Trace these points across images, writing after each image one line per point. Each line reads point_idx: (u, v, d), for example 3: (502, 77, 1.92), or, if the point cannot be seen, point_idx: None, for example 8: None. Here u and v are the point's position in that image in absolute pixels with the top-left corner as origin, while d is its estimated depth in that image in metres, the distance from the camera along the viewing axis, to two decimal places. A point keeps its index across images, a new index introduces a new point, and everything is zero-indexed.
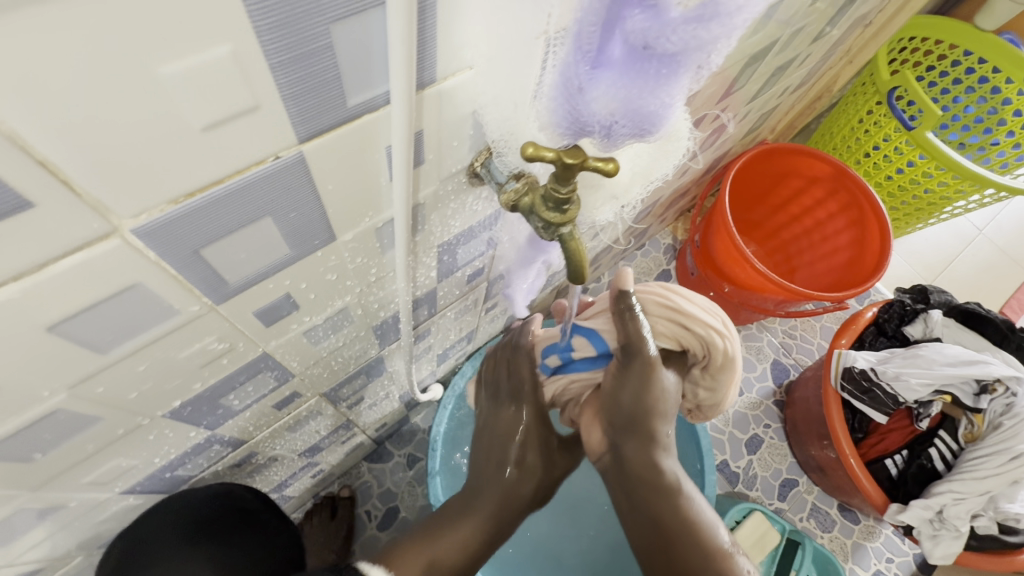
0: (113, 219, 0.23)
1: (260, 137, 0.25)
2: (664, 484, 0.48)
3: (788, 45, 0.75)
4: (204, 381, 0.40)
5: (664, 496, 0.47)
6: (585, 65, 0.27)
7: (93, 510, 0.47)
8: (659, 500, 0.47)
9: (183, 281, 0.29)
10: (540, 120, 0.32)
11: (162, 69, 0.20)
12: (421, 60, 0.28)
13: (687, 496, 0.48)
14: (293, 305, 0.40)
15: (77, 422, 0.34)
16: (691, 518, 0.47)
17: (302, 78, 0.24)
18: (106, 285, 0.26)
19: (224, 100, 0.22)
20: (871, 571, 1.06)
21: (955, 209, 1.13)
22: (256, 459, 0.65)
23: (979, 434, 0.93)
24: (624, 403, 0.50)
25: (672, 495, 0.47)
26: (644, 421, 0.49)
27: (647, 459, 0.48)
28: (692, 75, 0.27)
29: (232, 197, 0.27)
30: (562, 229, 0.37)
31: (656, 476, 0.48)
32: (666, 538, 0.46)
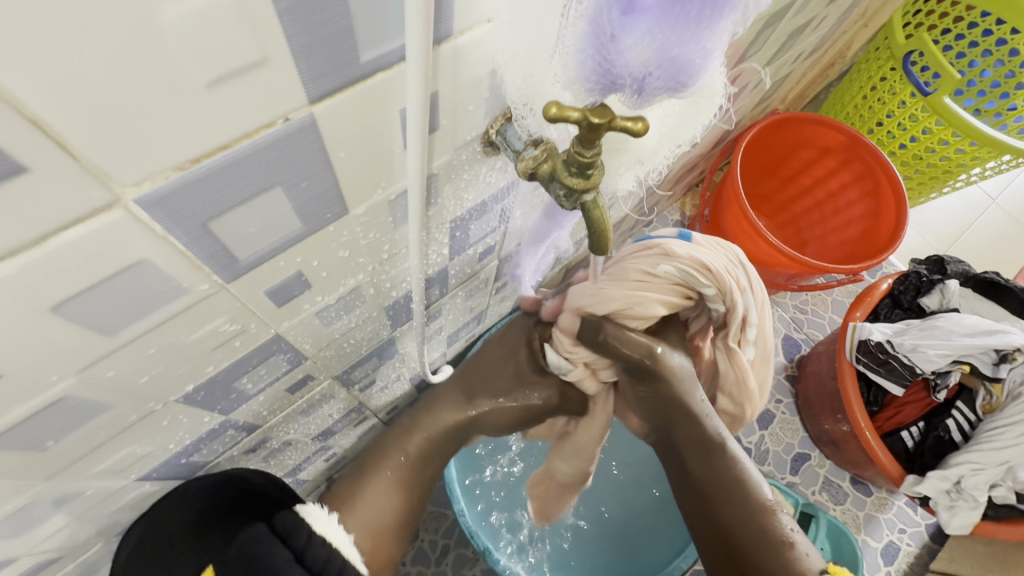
0: (114, 187, 0.22)
1: (271, 96, 0.23)
2: (712, 448, 0.54)
3: (805, 6, 0.71)
4: (216, 364, 0.39)
5: (709, 452, 0.54)
6: (617, 10, 0.25)
7: (110, 498, 0.47)
8: (706, 464, 0.54)
9: (191, 258, 0.28)
10: (564, 77, 0.30)
11: (160, 15, 0.18)
12: (438, 12, 0.26)
13: (731, 453, 0.54)
14: (305, 284, 0.39)
15: (89, 408, 0.33)
16: (738, 475, 0.53)
17: (310, 28, 0.22)
18: (110, 261, 0.24)
19: (228, 51, 0.20)
20: (884, 542, 1.06)
21: (971, 175, 1.10)
22: (271, 444, 0.65)
23: (997, 405, 0.93)
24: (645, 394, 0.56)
25: (717, 451, 0.54)
26: (675, 406, 0.54)
27: (693, 428, 0.54)
28: (735, 16, 0.25)
29: (239, 165, 0.25)
30: (585, 197, 0.35)
31: (702, 443, 0.54)
32: (711, 499, 0.53)
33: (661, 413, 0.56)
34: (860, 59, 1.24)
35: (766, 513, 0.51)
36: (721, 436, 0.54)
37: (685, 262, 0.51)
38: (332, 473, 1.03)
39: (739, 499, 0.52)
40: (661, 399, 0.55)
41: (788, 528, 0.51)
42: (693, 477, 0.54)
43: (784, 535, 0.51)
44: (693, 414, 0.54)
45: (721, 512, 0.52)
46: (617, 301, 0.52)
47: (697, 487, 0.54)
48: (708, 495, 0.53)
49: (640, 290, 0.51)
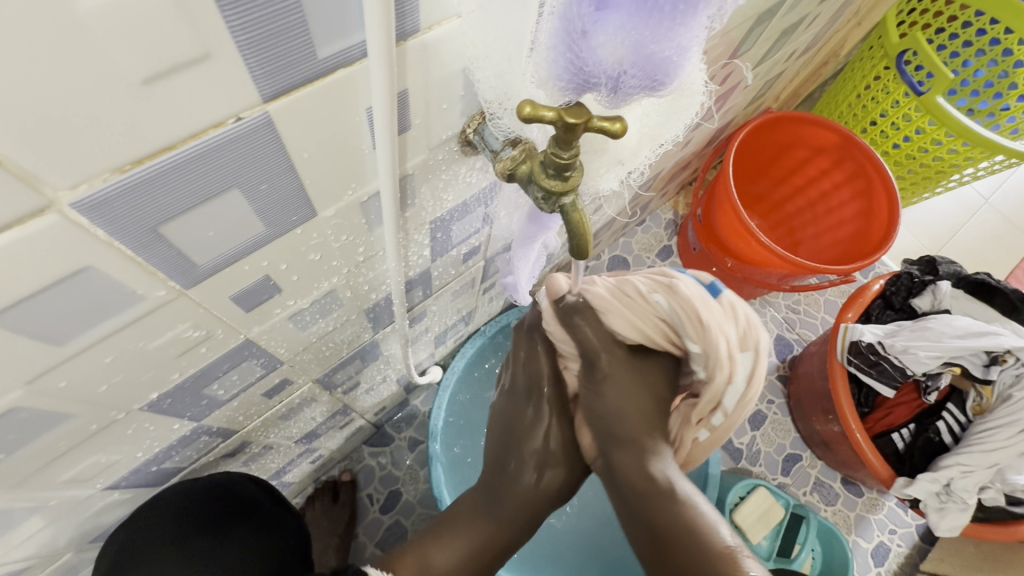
0: (47, 191, 0.20)
1: (218, 94, 0.22)
2: (661, 492, 0.44)
3: (797, 4, 0.70)
4: (182, 371, 0.38)
5: (663, 501, 0.43)
6: (589, 5, 0.24)
7: (78, 507, 0.45)
8: (654, 508, 0.43)
9: (143, 264, 0.26)
10: (538, 76, 0.28)
11: (82, 7, 0.16)
12: (400, 5, 0.24)
13: (687, 499, 0.43)
14: (275, 288, 0.37)
15: (43, 419, 0.31)
16: (696, 522, 0.42)
17: (257, 22, 0.20)
18: (51, 268, 0.23)
19: (165, 45, 0.19)
20: (874, 542, 1.06)
21: (963, 176, 1.09)
22: (251, 448, 0.64)
23: (988, 407, 0.91)
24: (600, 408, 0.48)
25: (670, 499, 0.43)
26: (621, 427, 0.47)
27: (637, 464, 0.46)
28: (712, 11, 0.24)
29: (187, 167, 0.23)
30: (564, 199, 0.34)
31: (651, 485, 0.44)
32: (664, 550, 0.42)
33: (609, 435, 0.48)
34: (853, 57, 1.23)
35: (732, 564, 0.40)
36: (674, 480, 0.44)
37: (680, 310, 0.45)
38: (319, 475, 1.02)
39: (695, 551, 0.41)
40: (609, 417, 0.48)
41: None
42: (642, 523, 0.44)
43: None
44: (636, 441, 0.46)
45: (676, 562, 0.42)
46: (604, 302, 0.46)
47: (647, 531, 0.44)
48: (665, 546, 0.42)
49: (622, 304, 0.46)
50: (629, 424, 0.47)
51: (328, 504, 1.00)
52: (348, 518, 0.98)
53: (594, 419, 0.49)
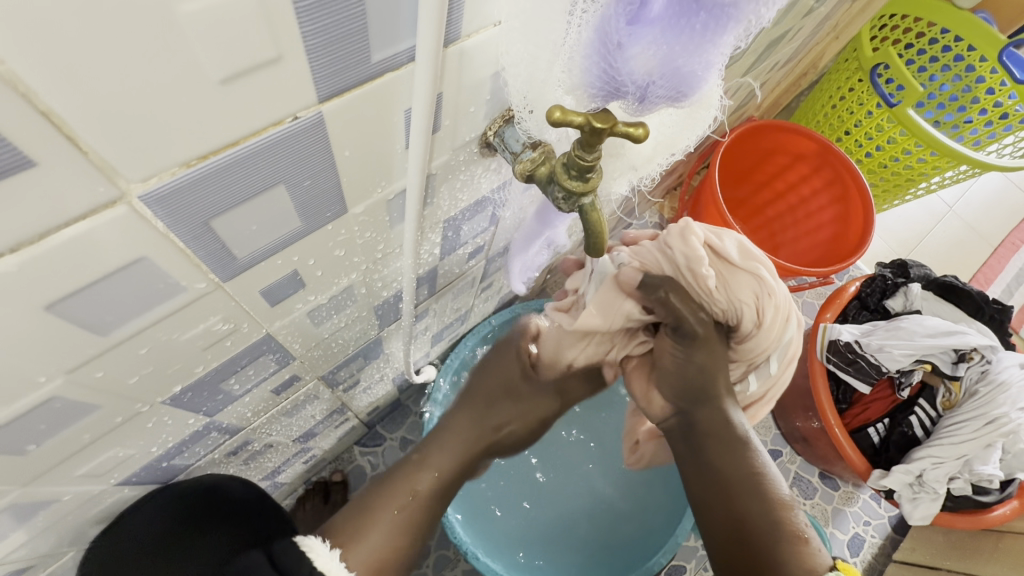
0: (121, 183, 0.21)
1: (280, 94, 0.23)
2: (731, 438, 0.49)
3: (783, 19, 0.74)
4: (206, 364, 0.38)
5: (730, 445, 0.48)
6: (625, 19, 0.26)
7: (87, 503, 0.45)
8: (719, 452, 0.48)
9: (190, 256, 0.27)
10: (569, 82, 0.30)
11: (180, 9, 0.18)
12: (449, 14, 0.26)
13: (753, 448, 0.48)
14: (299, 283, 0.38)
15: (74, 410, 0.32)
16: (756, 466, 0.47)
17: (325, 27, 0.22)
18: (109, 259, 0.24)
19: (244, 47, 0.20)
20: (850, 534, 1.11)
21: (931, 184, 1.15)
22: (252, 446, 0.63)
23: (956, 402, 0.98)
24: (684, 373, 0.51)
25: (738, 445, 0.48)
26: (700, 385, 0.50)
27: (716, 420, 0.49)
28: (738, 31, 0.26)
29: (245, 162, 0.25)
30: (583, 200, 0.36)
31: (727, 433, 0.49)
32: (723, 491, 0.47)
33: (692, 391, 0.51)
34: (830, 69, 1.28)
35: (782, 508, 0.45)
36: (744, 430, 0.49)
37: (781, 311, 0.50)
38: (311, 476, 1.02)
39: (753, 489, 0.46)
40: (696, 370, 0.50)
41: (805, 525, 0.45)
42: (709, 464, 0.49)
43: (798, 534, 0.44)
44: (714, 399, 0.50)
45: (740, 495, 0.46)
46: (723, 292, 0.49)
47: (709, 472, 0.48)
48: (724, 488, 0.47)
49: (733, 289, 0.49)
50: (714, 376, 0.50)
51: (320, 505, 1.00)
52: None
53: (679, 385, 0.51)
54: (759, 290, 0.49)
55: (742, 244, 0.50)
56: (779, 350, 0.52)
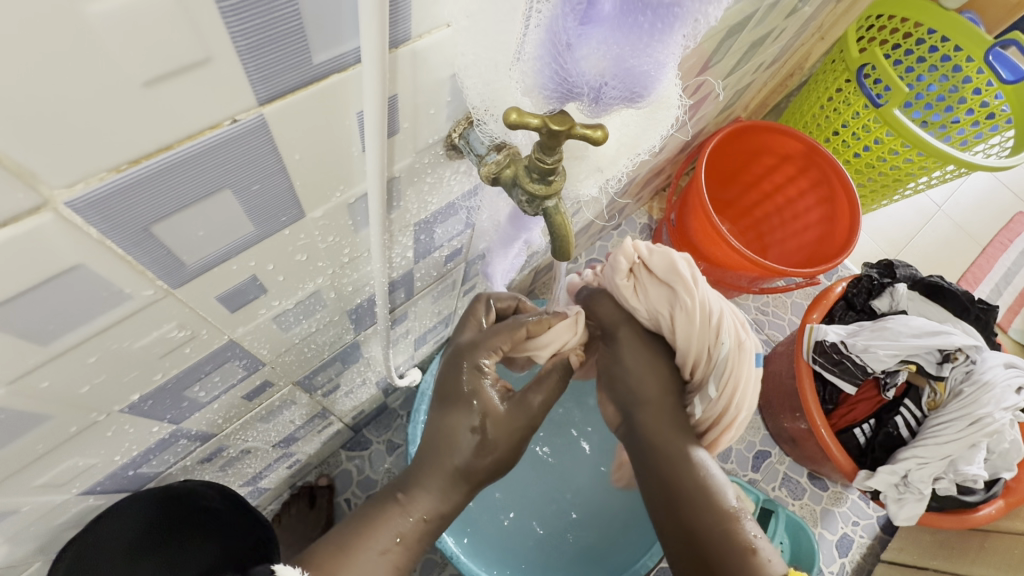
0: (44, 190, 0.20)
1: (215, 96, 0.22)
2: (677, 449, 0.46)
3: (764, 20, 0.74)
4: (165, 371, 0.37)
5: (675, 456, 0.46)
6: (574, 20, 0.26)
7: (50, 513, 0.44)
8: (669, 465, 0.46)
9: (132, 262, 0.27)
10: (524, 83, 0.30)
11: (92, 9, 0.17)
12: (395, 14, 0.25)
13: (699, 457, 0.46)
14: (261, 288, 0.38)
15: (22, 421, 0.31)
16: (702, 478, 0.45)
17: (258, 28, 0.21)
18: (43, 267, 0.23)
19: (169, 48, 0.19)
20: (839, 534, 1.11)
21: (918, 184, 1.15)
22: (228, 453, 0.62)
23: (941, 402, 0.97)
24: (616, 373, 0.51)
25: (684, 455, 0.46)
26: (635, 390, 0.49)
27: (660, 426, 0.47)
28: (688, 30, 0.25)
29: (184, 167, 0.24)
30: (547, 203, 0.35)
31: (666, 446, 0.47)
32: (670, 502, 0.45)
33: (628, 400, 0.50)
34: (817, 70, 1.28)
35: (729, 520, 0.43)
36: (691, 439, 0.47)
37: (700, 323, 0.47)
38: (295, 481, 1.01)
39: (699, 500, 0.44)
40: (622, 375, 0.50)
41: (754, 534, 0.43)
42: (655, 477, 0.46)
43: (746, 546, 0.42)
44: (659, 403, 0.48)
45: (682, 509, 0.44)
46: (643, 302, 0.51)
47: (655, 483, 0.46)
48: (672, 499, 0.45)
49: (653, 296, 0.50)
50: (647, 384, 0.49)
51: (305, 510, 0.99)
52: (325, 523, 0.97)
53: (619, 390, 0.51)
54: (677, 297, 0.48)
55: (669, 256, 0.49)
56: (715, 369, 0.47)
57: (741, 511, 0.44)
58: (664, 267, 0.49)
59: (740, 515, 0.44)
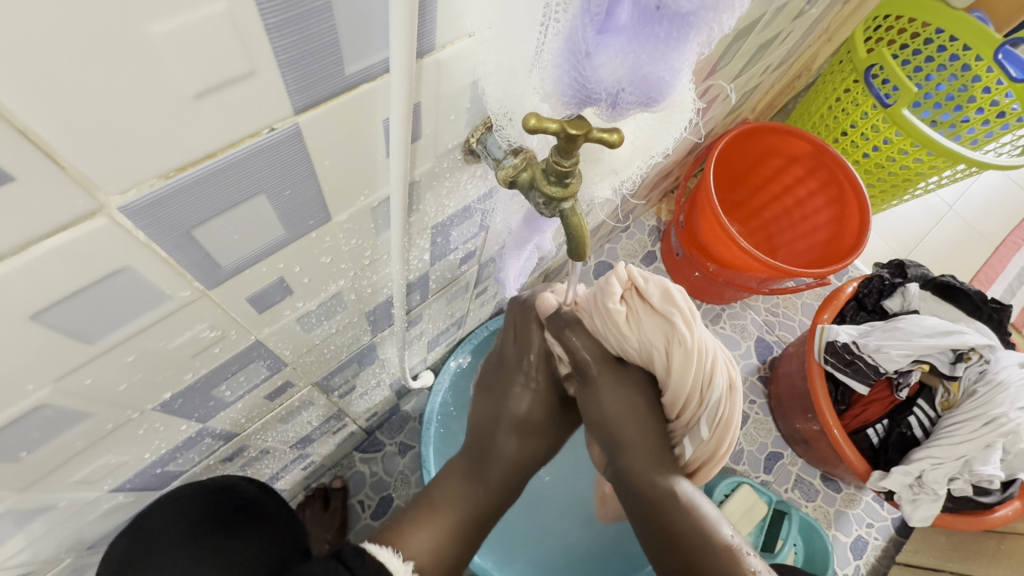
0: (100, 196, 0.22)
1: (255, 106, 0.23)
2: (665, 501, 0.50)
3: (771, 23, 0.74)
4: (196, 371, 0.39)
5: (665, 508, 0.50)
6: (592, 29, 0.27)
7: (83, 510, 0.46)
8: (663, 515, 0.50)
9: (174, 264, 0.28)
10: (543, 90, 0.31)
11: (152, 29, 0.18)
12: (421, 26, 0.27)
13: (689, 502, 0.50)
14: (287, 290, 0.39)
15: (65, 418, 0.32)
16: (694, 523, 0.49)
17: (298, 43, 0.22)
18: (93, 269, 0.25)
19: (218, 63, 0.21)
20: (853, 536, 1.10)
21: (928, 184, 1.15)
22: (249, 452, 0.64)
23: (954, 402, 0.97)
24: (601, 421, 0.55)
25: (673, 504, 0.50)
26: (620, 435, 0.54)
27: (644, 474, 0.52)
28: (702, 38, 0.27)
29: (223, 173, 0.25)
30: (563, 205, 0.37)
31: (655, 493, 0.51)
32: (671, 549, 0.50)
33: (614, 442, 0.54)
34: (825, 71, 1.29)
35: (733, 558, 0.48)
36: (673, 487, 0.51)
37: (697, 365, 0.49)
38: (311, 481, 1.02)
39: (693, 549, 0.48)
40: (609, 422, 0.54)
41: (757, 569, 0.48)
42: (651, 524, 0.51)
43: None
44: (639, 450, 0.53)
45: (677, 558, 0.49)
46: (635, 337, 0.51)
47: (654, 533, 0.51)
48: (669, 546, 0.50)
49: (646, 332, 0.50)
50: (627, 425, 0.53)
51: (319, 511, 1.00)
52: (339, 524, 0.99)
53: (605, 435, 0.55)
54: (674, 337, 0.49)
55: (666, 287, 0.49)
56: (706, 408, 0.51)
57: (739, 547, 0.49)
58: (661, 304, 0.49)
59: (739, 550, 0.49)
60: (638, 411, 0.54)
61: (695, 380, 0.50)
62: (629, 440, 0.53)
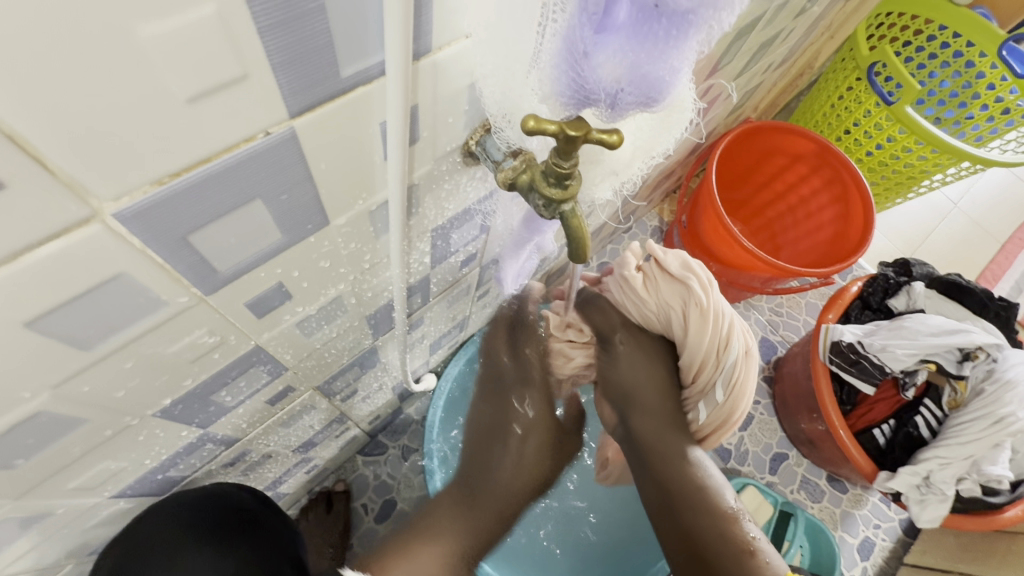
0: (92, 202, 0.22)
1: (248, 111, 0.23)
2: (674, 454, 0.55)
3: (773, 21, 0.74)
4: (195, 377, 0.39)
5: (671, 462, 0.55)
6: (590, 29, 0.26)
7: (83, 516, 0.46)
8: (670, 469, 0.55)
9: (169, 270, 0.28)
10: (541, 91, 0.31)
11: (141, 32, 0.18)
12: (417, 28, 0.26)
13: (694, 461, 0.55)
14: (286, 295, 0.39)
15: (63, 425, 0.32)
16: (699, 482, 0.53)
17: (290, 46, 0.22)
18: (87, 276, 0.24)
19: (210, 67, 0.21)
20: (860, 537, 1.09)
21: (933, 181, 1.14)
22: (251, 457, 0.64)
23: (962, 401, 0.95)
24: (619, 384, 0.60)
25: (679, 460, 0.55)
26: (636, 397, 0.59)
27: (656, 431, 0.57)
28: (702, 36, 0.26)
29: (218, 179, 0.25)
30: (564, 206, 0.36)
31: (663, 448, 0.56)
32: (673, 501, 0.54)
33: (630, 403, 0.59)
34: (827, 69, 1.28)
35: (728, 521, 0.51)
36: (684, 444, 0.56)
37: (712, 326, 0.53)
38: (314, 485, 1.02)
39: (695, 503, 0.53)
40: (629, 384, 0.59)
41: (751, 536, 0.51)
42: (658, 476, 0.56)
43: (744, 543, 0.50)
44: (652, 410, 0.58)
45: (679, 510, 0.53)
46: (653, 304, 0.57)
47: (659, 485, 0.55)
48: (671, 499, 0.54)
49: (662, 298, 0.56)
50: (648, 389, 0.58)
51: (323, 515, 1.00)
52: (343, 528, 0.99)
53: (621, 398, 0.60)
54: (689, 300, 0.54)
55: (685, 259, 0.56)
56: (722, 370, 0.55)
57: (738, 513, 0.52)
58: (677, 274, 0.55)
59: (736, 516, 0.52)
60: (662, 375, 0.58)
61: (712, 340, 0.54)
62: (642, 402, 0.58)
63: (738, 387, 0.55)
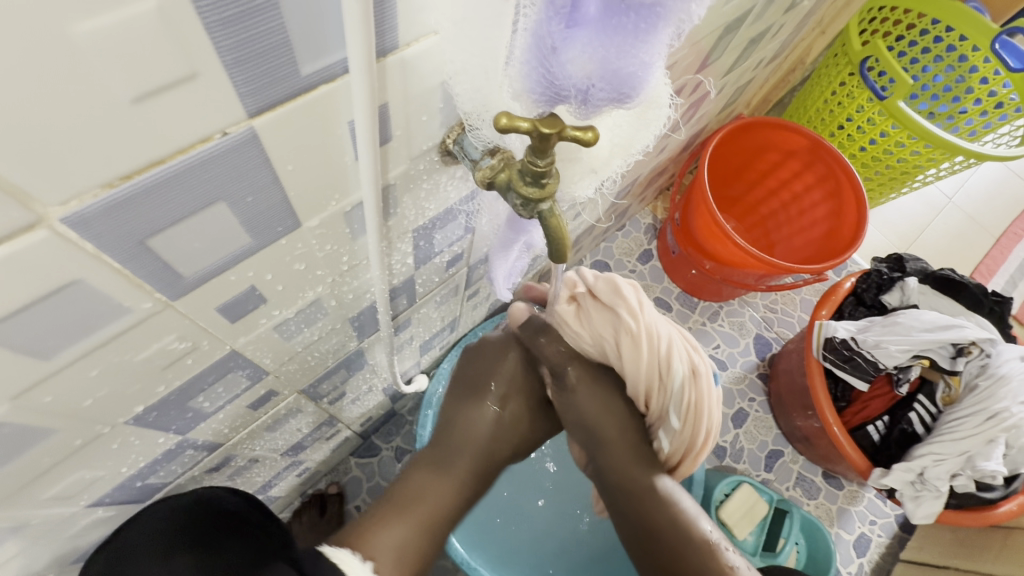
0: (37, 207, 0.21)
1: (203, 110, 0.22)
2: (646, 491, 0.51)
3: (762, 15, 0.73)
4: (168, 383, 0.38)
5: (644, 499, 0.51)
6: (558, 23, 0.26)
7: (61, 525, 0.45)
8: (643, 506, 0.51)
9: (129, 276, 0.27)
10: (513, 88, 0.30)
11: (76, 30, 0.17)
12: (381, 23, 0.26)
13: (669, 495, 0.51)
14: (260, 298, 0.38)
15: (29, 435, 0.32)
16: (675, 516, 0.51)
17: (243, 43, 0.21)
18: (39, 283, 0.24)
19: (157, 65, 0.20)
20: (855, 534, 1.09)
21: (926, 176, 1.14)
22: (236, 462, 0.63)
23: (956, 397, 0.96)
24: (574, 420, 0.55)
25: (652, 496, 0.51)
26: (595, 431, 0.53)
27: (625, 468, 0.53)
28: (672, 30, 0.25)
29: (174, 182, 0.24)
30: (541, 205, 0.35)
31: (635, 484, 0.52)
32: (648, 537, 0.51)
33: (590, 440, 0.54)
34: (820, 64, 1.27)
35: (707, 552, 0.50)
36: (654, 480, 0.52)
37: (648, 351, 0.47)
38: (306, 488, 1.01)
39: (673, 539, 0.50)
40: (581, 420, 0.54)
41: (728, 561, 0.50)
42: (631, 513, 0.52)
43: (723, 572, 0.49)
44: (614, 444, 0.53)
45: (659, 545, 0.51)
46: (588, 335, 0.51)
47: (636, 523, 0.52)
48: (649, 536, 0.51)
49: (595, 329, 0.50)
50: (608, 423, 0.53)
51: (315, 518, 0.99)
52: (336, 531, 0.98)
53: (580, 433, 0.55)
54: (622, 328, 0.48)
55: (612, 279, 0.49)
56: (672, 397, 0.49)
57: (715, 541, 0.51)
58: (606, 298, 0.48)
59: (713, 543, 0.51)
60: (615, 408, 0.53)
61: (651, 366, 0.48)
62: (601, 435, 0.54)
63: (695, 407, 0.49)
